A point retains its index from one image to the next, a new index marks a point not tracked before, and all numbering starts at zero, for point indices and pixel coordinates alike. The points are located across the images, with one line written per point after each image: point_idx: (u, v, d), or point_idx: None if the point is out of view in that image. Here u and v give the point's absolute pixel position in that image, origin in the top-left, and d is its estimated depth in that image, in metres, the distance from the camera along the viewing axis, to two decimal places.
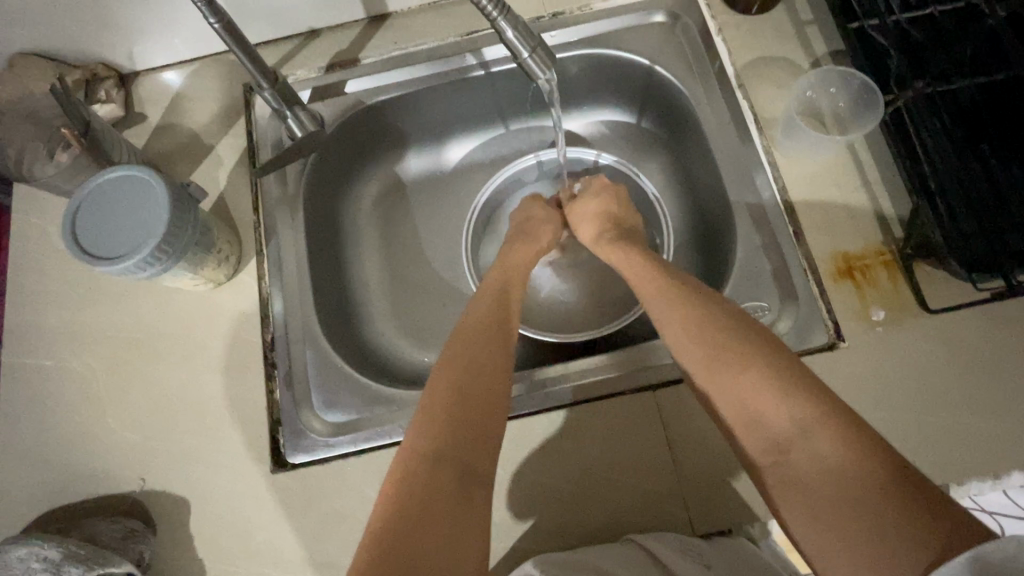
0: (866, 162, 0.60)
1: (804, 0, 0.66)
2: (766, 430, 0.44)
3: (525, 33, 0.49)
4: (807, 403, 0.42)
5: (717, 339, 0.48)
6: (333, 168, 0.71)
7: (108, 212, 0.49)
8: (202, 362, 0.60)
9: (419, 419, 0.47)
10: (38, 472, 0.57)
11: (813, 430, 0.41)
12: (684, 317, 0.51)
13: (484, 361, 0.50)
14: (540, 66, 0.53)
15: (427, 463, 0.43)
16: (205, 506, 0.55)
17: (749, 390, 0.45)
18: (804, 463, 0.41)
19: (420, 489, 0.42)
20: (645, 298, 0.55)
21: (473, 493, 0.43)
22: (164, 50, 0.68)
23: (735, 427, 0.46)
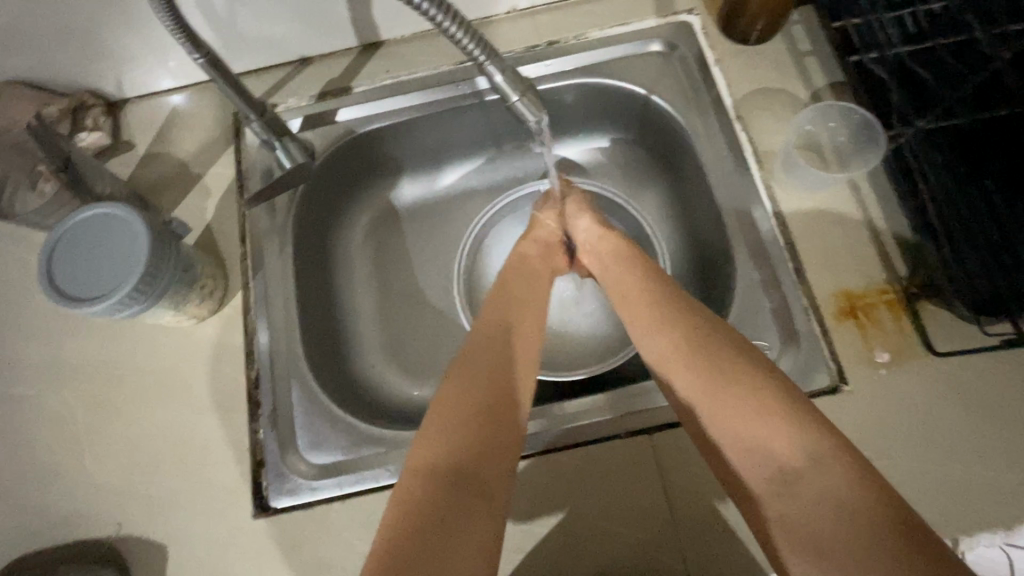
0: (868, 197, 0.58)
1: (803, 31, 0.65)
2: (771, 458, 0.42)
3: (513, 76, 0.49)
4: (815, 435, 0.42)
5: (726, 355, 0.47)
6: (324, 197, 0.70)
7: (86, 250, 0.48)
8: (184, 399, 0.58)
9: (426, 431, 0.46)
10: (11, 516, 0.54)
11: (823, 462, 0.40)
12: (691, 328, 0.50)
13: (490, 370, 0.49)
14: (530, 108, 0.53)
15: (430, 480, 0.43)
16: (183, 553, 0.53)
17: (755, 412, 0.44)
18: (812, 497, 0.40)
19: (422, 508, 0.41)
20: (644, 308, 0.54)
21: (477, 510, 0.42)
22: (154, 79, 0.68)
23: (733, 450, 0.44)
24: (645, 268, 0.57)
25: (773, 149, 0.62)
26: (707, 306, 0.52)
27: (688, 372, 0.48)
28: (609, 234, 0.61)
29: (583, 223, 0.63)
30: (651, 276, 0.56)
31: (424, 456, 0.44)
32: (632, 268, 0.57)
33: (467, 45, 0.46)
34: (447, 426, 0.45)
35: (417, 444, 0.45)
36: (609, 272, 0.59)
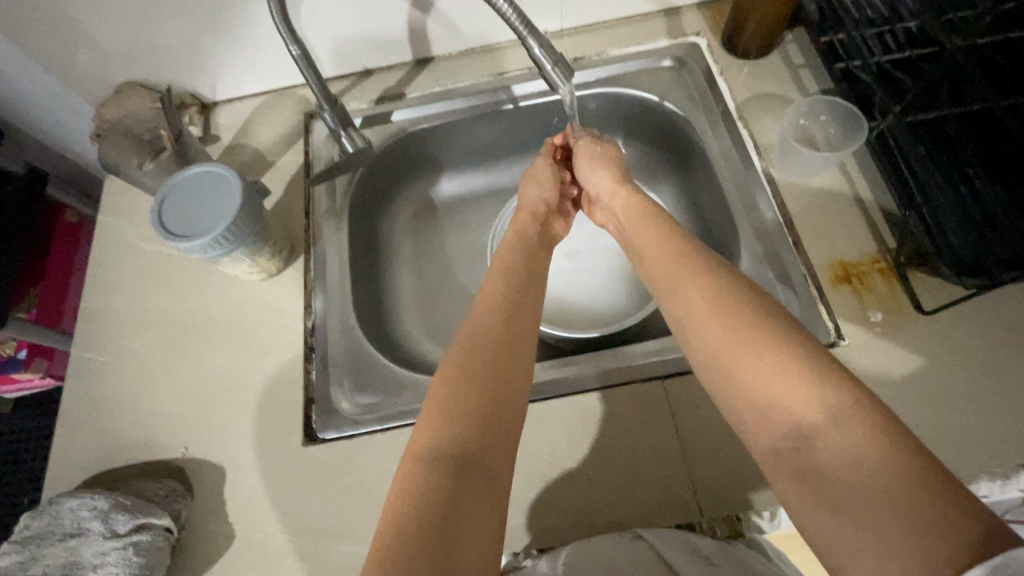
0: (857, 182, 0.66)
1: (796, 48, 0.75)
2: (788, 415, 0.40)
3: (549, 48, 0.59)
4: (837, 390, 0.39)
5: (743, 320, 0.44)
6: (377, 185, 0.80)
7: (192, 201, 0.58)
8: (248, 344, 0.66)
9: (428, 415, 0.43)
10: (92, 439, 0.62)
11: (843, 418, 0.37)
12: (706, 304, 0.46)
13: (495, 353, 0.46)
14: (561, 78, 0.61)
15: (434, 469, 0.39)
16: (238, 474, 0.59)
17: (773, 372, 0.41)
18: (831, 455, 0.37)
19: (430, 497, 0.38)
20: (663, 278, 0.51)
21: (485, 499, 0.39)
22: (241, 85, 0.81)
23: (751, 414, 0.42)
24: (672, 237, 0.54)
25: (771, 143, 0.70)
26: (716, 275, 0.48)
27: (706, 343, 0.45)
28: (620, 189, 0.63)
29: (599, 178, 0.66)
30: (666, 235, 0.55)
31: (427, 442, 0.41)
32: (649, 228, 0.57)
33: (513, 21, 0.57)
34: (452, 409, 0.42)
35: (417, 430, 0.42)
36: (628, 225, 0.60)
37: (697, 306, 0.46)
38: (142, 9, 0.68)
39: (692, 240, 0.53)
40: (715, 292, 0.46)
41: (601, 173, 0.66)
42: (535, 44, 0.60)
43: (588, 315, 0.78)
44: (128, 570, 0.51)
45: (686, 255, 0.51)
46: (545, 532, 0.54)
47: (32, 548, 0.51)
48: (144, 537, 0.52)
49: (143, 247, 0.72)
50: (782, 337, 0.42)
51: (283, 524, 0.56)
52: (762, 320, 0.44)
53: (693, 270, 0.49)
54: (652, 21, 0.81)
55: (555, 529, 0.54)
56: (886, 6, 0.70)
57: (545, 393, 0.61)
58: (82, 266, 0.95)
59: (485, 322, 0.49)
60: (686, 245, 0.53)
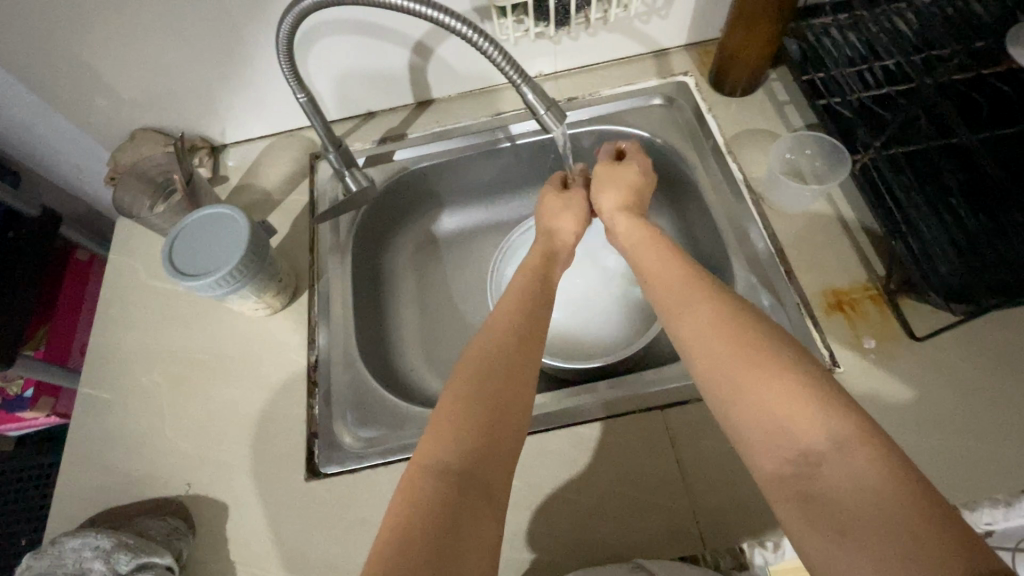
0: (845, 213, 0.68)
1: (780, 86, 0.79)
2: (793, 440, 0.40)
3: (542, 93, 0.62)
4: (842, 418, 0.39)
5: (751, 347, 0.44)
6: (379, 221, 0.82)
7: (203, 242, 0.60)
8: (253, 380, 0.67)
9: (436, 426, 0.43)
10: (97, 476, 0.62)
11: (848, 447, 0.38)
12: (718, 331, 0.46)
13: (501, 370, 0.46)
14: (554, 121, 0.64)
15: (436, 483, 0.40)
16: (241, 511, 0.59)
17: (781, 395, 0.41)
18: (836, 483, 0.37)
19: (431, 509, 0.38)
20: (671, 305, 0.51)
21: (486, 513, 0.39)
22: (250, 128, 0.84)
23: (754, 435, 0.42)
24: (676, 263, 0.54)
25: (760, 176, 0.72)
26: (724, 303, 0.48)
27: (712, 366, 0.45)
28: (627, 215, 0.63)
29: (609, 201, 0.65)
30: (670, 261, 0.55)
31: (430, 456, 0.41)
32: (654, 254, 0.57)
33: (507, 69, 0.59)
34: (456, 424, 0.43)
35: (420, 444, 0.43)
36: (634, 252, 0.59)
37: (706, 334, 0.47)
38: (159, 60, 0.72)
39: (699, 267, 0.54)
40: (723, 318, 0.47)
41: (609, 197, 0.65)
42: (528, 89, 0.63)
43: (585, 345, 0.79)
44: None
45: (695, 281, 0.51)
46: (548, 565, 0.54)
47: None
48: None
49: (152, 285, 0.75)
50: (788, 364, 0.43)
51: (285, 561, 0.56)
52: (769, 349, 0.44)
53: (702, 295, 0.50)
54: (642, 62, 0.85)
55: (557, 562, 0.54)
56: (864, 46, 0.74)
57: (546, 423, 0.61)
58: (96, 275, 0.98)
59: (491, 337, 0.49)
60: (693, 270, 0.53)
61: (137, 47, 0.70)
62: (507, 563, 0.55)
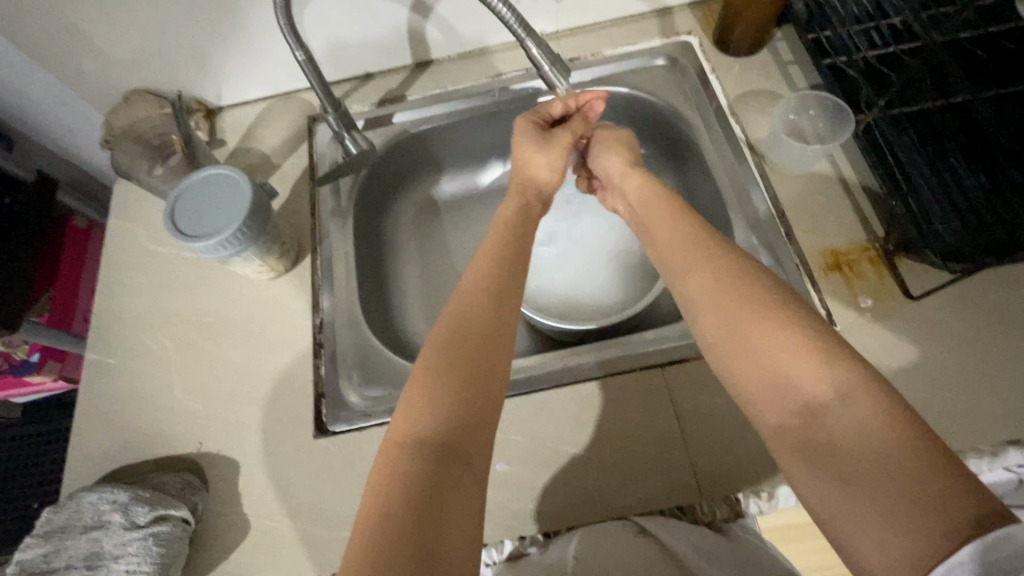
0: (847, 173, 0.68)
1: (785, 46, 0.77)
2: (798, 394, 0.41)
3: (547, 48, 0.62)
4: (848, 368, 0.40)
5: (756, 305, 0.45)
6: (379, 185, 0.82)
7: (202, 202, 0.60)
8: (260, 342, 0.68)
9: (411, 400, 0.43)
10: (111, 435, 0.64)
11: (850, 395, 0.39)
12: (720, 293, 0.47)
13: (477, 342, 0.46)
14: (558, 78, 0.65)
15: (416, 457, 0.40)
16: (252, 467, 0.61)
17: (785, 351, 0.42)
18: (837, 430, 0.39)
19: (409, 484, 0.39)
20: (681, 266, 0.51)
21: (466, 482, 0.40)
22: (247, 91, 0.83)
23: (761, 391, 0.43)
24: (683, 221, 0.54)
25: (762, 137, 0.72)
26: (731, 262, 0.49)
27: (719, 326, 0.46)
28: (632, 175, 0.63)
29: (611, 160, 0.66)
30: (681, 219, 0.55)
31: (408, 429, 0.42)
32: (662, 213, 0.57)
33: (512, 24, 0.59)
34: (432, 397, 0.43)
35: (397, 418, 0.43)
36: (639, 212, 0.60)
37: (710, 296, 0.48)
38: (151, 19, 0.70)
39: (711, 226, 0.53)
40: (725, 279, 0.48)
41: (613, 157, 0.66)
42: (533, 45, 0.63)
43: (579, 308, 0.80)
44: (149, 560, 0.52)
45: (701, 243, 0.51)
46: (552, 515, 0.56)
47: (55, 541, 0.54)
48: (163, 528, 0.54)
49: (155, 250, 0.75)
50: (793, 321, 0.43)
51: (295, 515, 0.58)
52: (773, 308, 0.44)
53: (707, 255, 0.50)
54: (645, 22, 0.83)
55: (561, 512, 0.56)
56: (872, 4, 0.73)
57: (548, 381, 0.63)
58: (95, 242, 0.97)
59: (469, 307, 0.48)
60: (701, 228, 0.53)
61: (126, 4, 0.68)
62: (511, 513, 0.57)
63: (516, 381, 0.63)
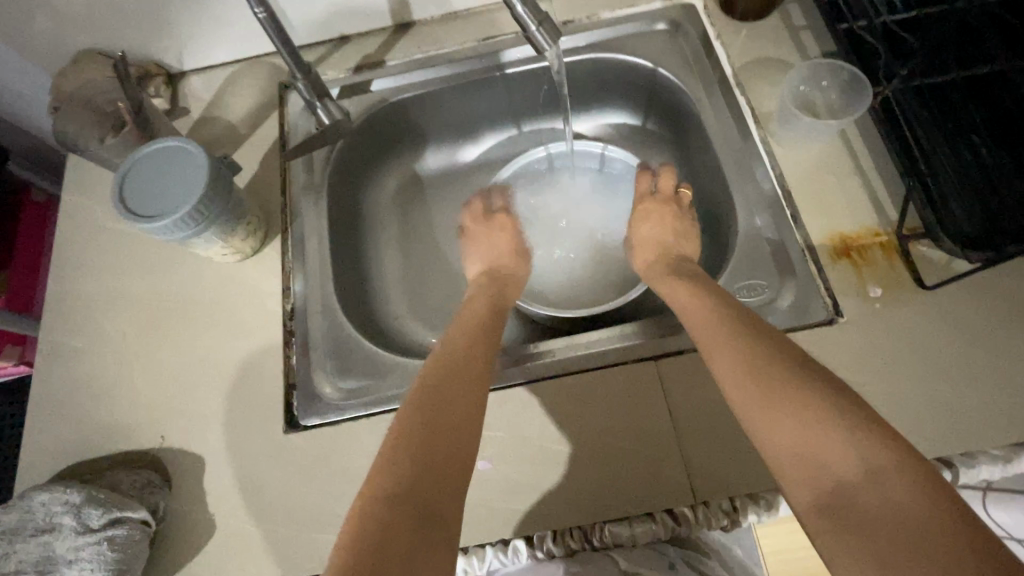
0: (860, 151, 0.63)
1: (798, 9, 0.71)
2: (827, 470, 0.39)
3: (534, 6, 0.56)
4: (880, 445, 0.38)
5: (777, 373, 0.44)
6: (357, 159, 0.76)
7: (153, 177, 0.54)
8: (227, 329, 0.63)
9: (385, 457, 0.43)
10: (69, 427, 0.60)
11: (884, 476, 0.37)
12: (740, 366, 0.46)
13: (460, 399, 0.48)
14: (547, 40, 0.58)
15: (384, 512, 0.39)
16: (218, 464, 0.57)
17: (808, 424, 0.40)
18: (875, 514, 0.36)
19: (376, 541, 0.38)
20: (703, 339, 0.50)
21: (435, 544, 0.39)
22: (211, 54, 0.76)
23: (788, 466, 0.40)
24: (706, 298, 0.54)
25: (770, 110, 0.66)
26: (752, 335, 0.48)
27: (738, 402, 0.45)
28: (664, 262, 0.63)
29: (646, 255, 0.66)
30: (710, 296, 0.54)
31: (379, 486, 0.41)
32: (685, 291, 0.56)
33: None
34: (405, 453, 0.43)
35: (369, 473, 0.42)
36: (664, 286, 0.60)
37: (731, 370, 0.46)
38: None
39: (733, 301, 0.53)
40: (742, 354, 0.46)
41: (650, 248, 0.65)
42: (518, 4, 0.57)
43: (560, 292, 0.76)
44: (103, 566, 0.49)
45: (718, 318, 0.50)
46: (536, 516, 0.53)
47: (3, 544, 0.50)
48: (119, 531, 0.50)
49: (115, 229, 0.69)
50: (816, 390, 0.42)
51: (263, 514, 0.55)
52: (799, 380, 0.43)
53: (724, 331, 0.49)
54: None
55: (545, 514, 0.53)
56: None
57: (537, 372, 0.59)
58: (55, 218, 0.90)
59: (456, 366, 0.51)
60: (723, 302, 0.53)
61: None
62: (492, 513, 0.54)
63: (504, 372, 0.60)
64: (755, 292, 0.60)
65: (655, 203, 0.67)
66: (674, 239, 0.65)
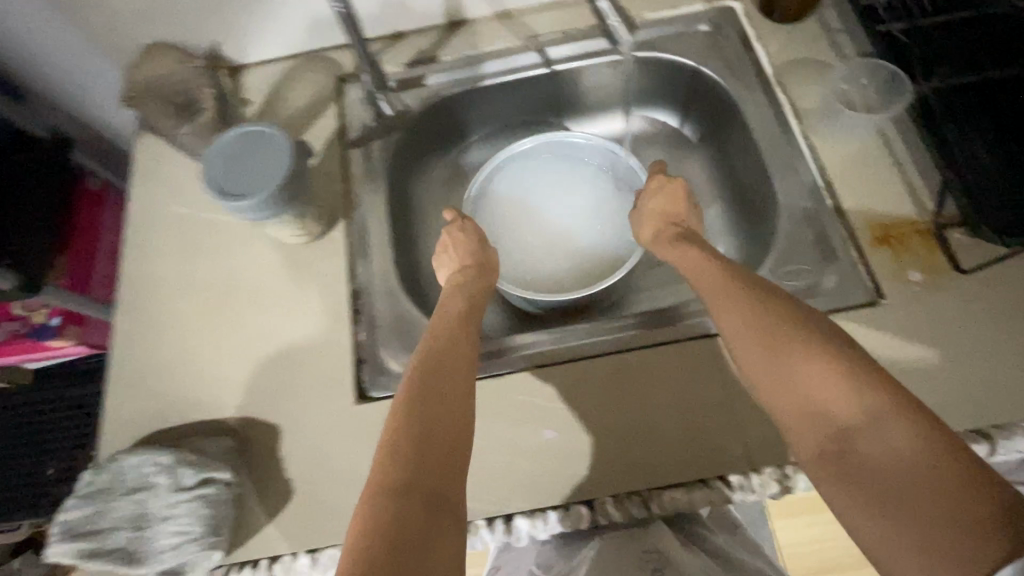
0: (896, 145, 0.67)
1: (834, 12, 0.75)
2: (830, 419, 0.42)
3: None
4: (875, 392, 0.41)
5: (777, 334, 0.47)
6: (409, 150, 0.79)
7: (239, 159, 0.57)
8: (293, 307, 0.66)
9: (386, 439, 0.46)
10: (147, 400, 0.63)
11: (879, 417, 0.40)
12: (746, 329, 0.49)
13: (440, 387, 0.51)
14: None
15: (390, 487, 0.42)
16: (293, 433, 0.60)
17: (809, 379, 0.43)
18: (871, 452, 0.39)
19: (384, 513, 0.41)
20: (712, 305, 0.53)
21: (439, 512, 0.42)
22: (271, 48, 0.79)
23: (793, 420, 0.44)
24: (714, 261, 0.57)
25: (809, 107, 0.70)
26: (755, 296, 0.51)
27: (747, 363, 0.48)
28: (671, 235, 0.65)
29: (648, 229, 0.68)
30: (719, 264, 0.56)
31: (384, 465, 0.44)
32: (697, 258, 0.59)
33: None
34: (405, 432, 0.46)
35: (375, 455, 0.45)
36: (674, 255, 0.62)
37: (741, 329, 0.49)
38: None
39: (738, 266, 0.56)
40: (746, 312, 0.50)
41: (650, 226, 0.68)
42: None
43: (566, 272, 0.80)
44: (197, 522, 0.52)
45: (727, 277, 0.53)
46: (599, 481, 0.57)
47: (99, 503, 0.54)
48: (210, 490, 0.53)
49: (180, 212, 0.72)
50: (817, 346, 0.45)
51: (340, 480, 0.58)
52: (801, 337, 0.46)
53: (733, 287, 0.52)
54: None
55: (606, 479, 0.57)
56: None
57: (594, 349, 0.63)
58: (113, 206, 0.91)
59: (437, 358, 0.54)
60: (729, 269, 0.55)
61: None
62: (556, 478, 0.58)
63: (508, 359, 0.64)
64: (799, 276, 0.63)
65: (664, 178, 0.69)
66: (684, 214, 0.67)
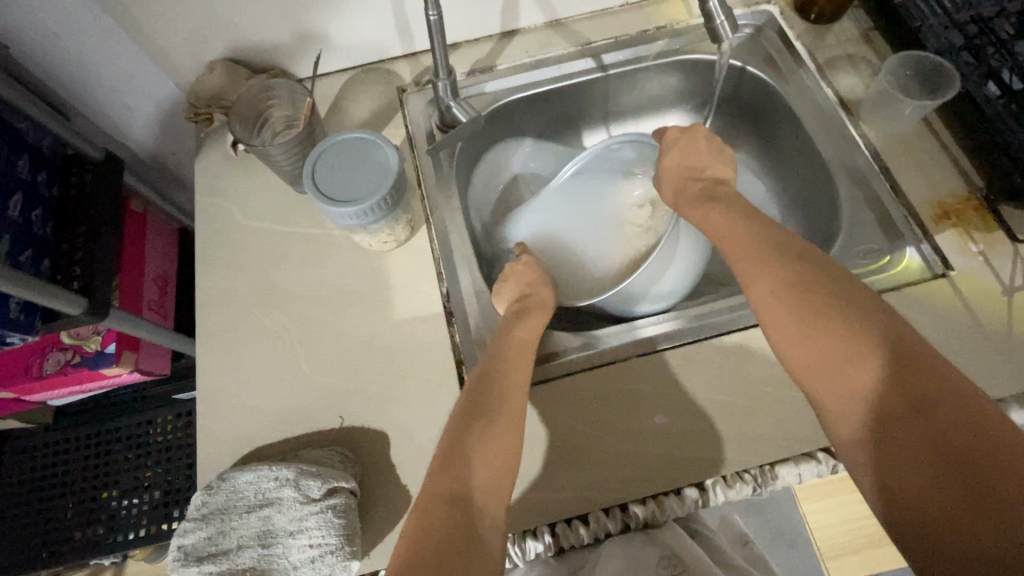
0: (939, 130, 0.72)
1: (863, 13, 0.81)
2: (869, 403, 0.44)
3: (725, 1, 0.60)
4: (918, 380, 0.43)
5: (815, 314, 0.48)
6: (473, 156, 0.81)
7: (342, 165, 0.58)
8: (384, 312, 0.66)
9: (435, 463, 0.47)
10: (242, 416, 0.61)
11: (924, 406, 0.42)
12: (785, 309, 0.50)
13: (489, 404, 0.51)
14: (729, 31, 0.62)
15: (443, 509, 0.44)
16: (402, 437, 0.59)
17: (852, 361, 0.45)
18: (906, 439, 0.42)
19: (429, 539, 0.42)
20: (748, 281, 0.54)
21: (477, 541, 0.42)
22: (330, 62, 0.79)
23: (829, 399, 0.46)
24: (758, 233, 0.56)
25: (856, 99, 0.76)
26: (795, 273, 0.51)
27: (784, 342, 0.50)
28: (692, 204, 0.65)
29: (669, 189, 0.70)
30: (761, 235, 0.56)
31: (436, 487, 0.45)
32: (733, 230, 0.58)
33: None
34: (457, 456, 0.47)
35: (430, 476, 0.46)
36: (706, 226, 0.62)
37: (778, 309, 0.50)
38: None
39: (786, 235, 0.56)
40: (781, 294, 0.50)
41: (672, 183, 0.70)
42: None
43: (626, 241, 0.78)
44: (332, 532, 0.51)
45: (759, 257, 0.54)
46: (715, 461, 0.59)
47: (218, 522, 0.51)
48: (338, 500, 0.52)
49: (251, 225, 0.71)
50: (863, 329, 0.46)
51: None
52: (851, 318, 0.47)
53: (763, 266, 0.53)
54: None
55: (720, 459, 0.59)
56: None
57: (692, 335, 0.65)
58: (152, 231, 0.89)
59: (486, 371, 0.54)
60: (772, 243, 0.55)
61: None
62: (673, 459, 0.59)
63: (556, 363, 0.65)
64: (870, 254, 0.67)
65: (679, 131, 0.70)
66: (706, 162, 0.68)
